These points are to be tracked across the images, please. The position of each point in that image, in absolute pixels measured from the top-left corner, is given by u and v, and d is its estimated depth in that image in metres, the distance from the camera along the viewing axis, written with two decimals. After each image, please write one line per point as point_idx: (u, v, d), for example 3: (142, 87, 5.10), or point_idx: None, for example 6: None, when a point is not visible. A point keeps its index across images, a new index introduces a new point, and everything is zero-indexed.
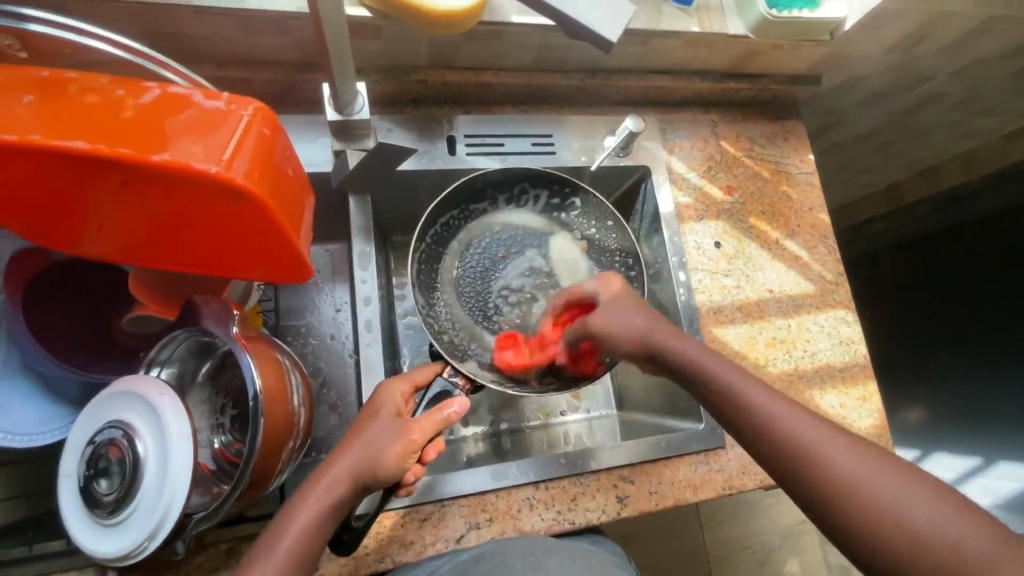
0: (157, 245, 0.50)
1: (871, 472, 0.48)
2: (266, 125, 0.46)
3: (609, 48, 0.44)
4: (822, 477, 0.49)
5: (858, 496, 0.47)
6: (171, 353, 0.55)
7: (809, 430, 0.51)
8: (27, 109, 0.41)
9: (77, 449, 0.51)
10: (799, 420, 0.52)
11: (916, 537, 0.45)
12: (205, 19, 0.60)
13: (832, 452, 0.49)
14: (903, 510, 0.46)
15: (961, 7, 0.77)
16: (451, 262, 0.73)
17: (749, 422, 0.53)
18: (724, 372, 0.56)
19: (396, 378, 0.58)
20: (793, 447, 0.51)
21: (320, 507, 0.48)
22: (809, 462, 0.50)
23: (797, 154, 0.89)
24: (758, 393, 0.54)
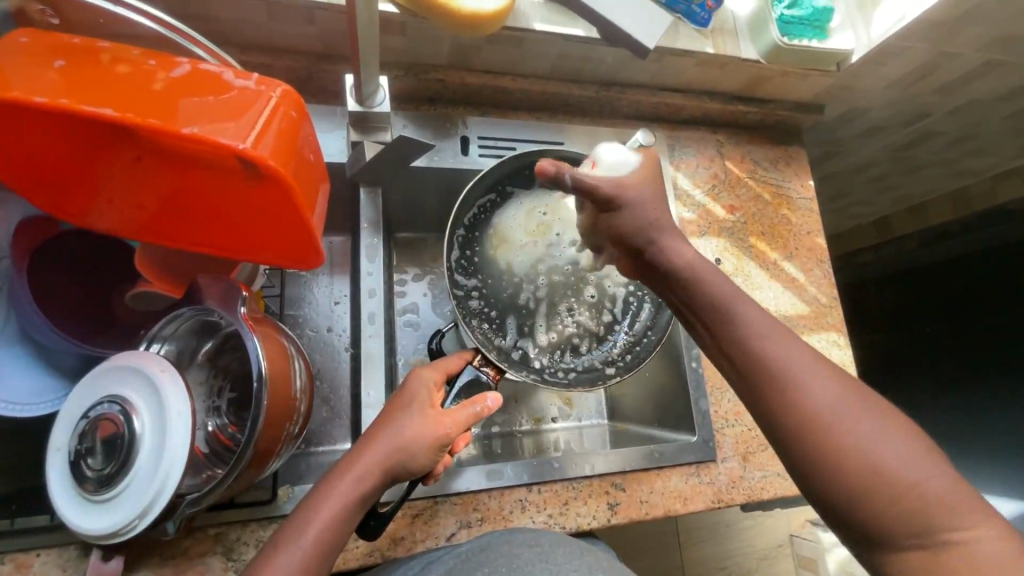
0: (168, 219, 0.50)
1: (849, 410, 0.46)
2: (294, 108, 0.46)
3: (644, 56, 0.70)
4: (801, 410, 0.47)
5: (833, 430, 0.45)
6: (173, 330, 0.55)
7: (798, 362, 0.48)
8: (56, 73, 0.41)
9: (70, 423, 0.50)
10: (784, 346, 0.49)
11: (880, 476, 0.43)
12: (235, 3, 0.60)
13: (816, 385, 0.47)
14: (874, 449, 0.44)
15: (962, 49, 0.81)
16: (490, 242, 0.68)
17: (736, 345, 0.51)
18: (723, 294, 0.53)
19: (428, 365, 0.59)
20: (777, 377, 0.48)
21: (337, 495, 0.49)
22: (790, 393, 0.47)
23: (798, 179, 0.92)
24: (752, 316, 0.51)
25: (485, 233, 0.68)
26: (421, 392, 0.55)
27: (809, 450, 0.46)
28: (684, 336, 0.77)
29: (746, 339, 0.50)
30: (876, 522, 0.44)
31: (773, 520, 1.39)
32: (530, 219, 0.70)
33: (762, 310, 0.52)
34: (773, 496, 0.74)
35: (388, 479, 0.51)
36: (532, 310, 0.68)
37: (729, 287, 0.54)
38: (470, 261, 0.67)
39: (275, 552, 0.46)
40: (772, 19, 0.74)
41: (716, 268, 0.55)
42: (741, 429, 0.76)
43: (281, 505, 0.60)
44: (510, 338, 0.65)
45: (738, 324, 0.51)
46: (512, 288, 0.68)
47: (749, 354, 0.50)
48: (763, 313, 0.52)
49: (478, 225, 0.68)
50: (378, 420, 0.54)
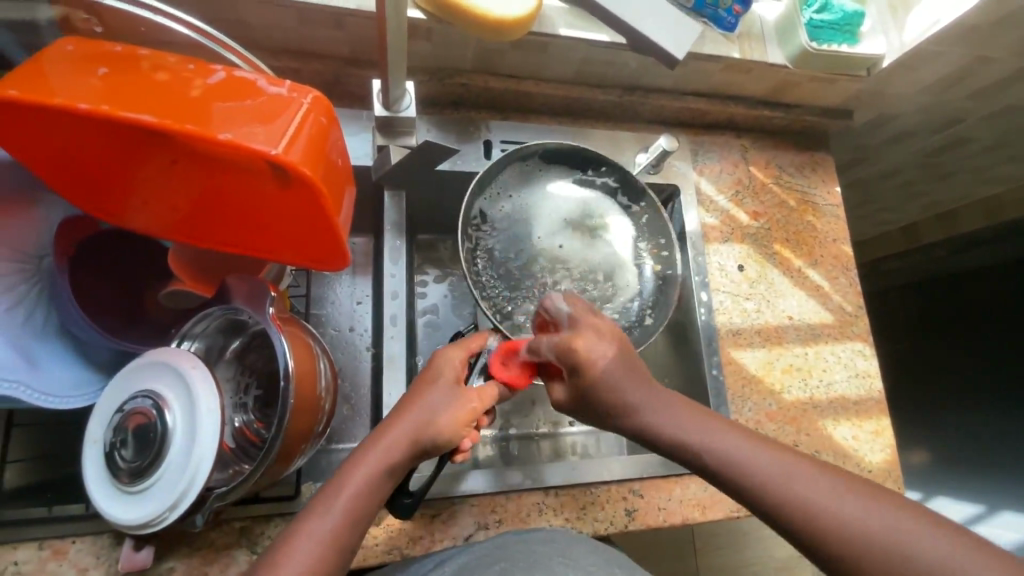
0: (201, 220, 0.51)
1: (847, 498, 0.45)
2: (324, 114, 0.47)
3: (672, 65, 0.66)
4: (807, 518, 0.46)
5: (843, 530, 0.44)
6: (203, 328, 0.57)
7: (782, 469, 0.48)
8: (99, 80, 0.43)
9: (105, 416, 0.52)
10: (735, 443, 0.50)
11: (900, 557, 0.42)
12: (267, 10, 0.62)
13: (801, 485, 0.47)
14: (884, 529, 0.43)
15: (997, 53, 0.79)
16: (497, 223, 0.70)
17: (719, 472, 0.50)
18: (670, 412, 0.53)
19: (453, 345, 0.59)
20: (771, 493, 0.47)
21: (364, 470, 0.49)
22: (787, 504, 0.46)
23: (825, 186, 0.90)
24: (718, 434, 0.51)
25: (491, 221, 0.70)
26: (446, 369, 0.56)
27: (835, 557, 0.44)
28: (704, 343, 0.77)
29: (724, 460, 0.50)
30: None
31: None
32: (532, 204, 0.72)
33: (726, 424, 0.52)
34: None
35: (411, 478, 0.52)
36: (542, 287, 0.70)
37: (679, 407, 0.54)
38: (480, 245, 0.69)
39: (301, 525, 0.46)
40: (801, 23, 0.73)
41: (660, 393, 0.55)
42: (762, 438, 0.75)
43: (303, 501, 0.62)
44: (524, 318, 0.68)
45: (695, 442, 0.51)
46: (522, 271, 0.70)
47: (732, 475, 0.49)
48: (727, 429, 0.52)
49: (483, 217, 0.70)
50: (405, 396, 0.55)
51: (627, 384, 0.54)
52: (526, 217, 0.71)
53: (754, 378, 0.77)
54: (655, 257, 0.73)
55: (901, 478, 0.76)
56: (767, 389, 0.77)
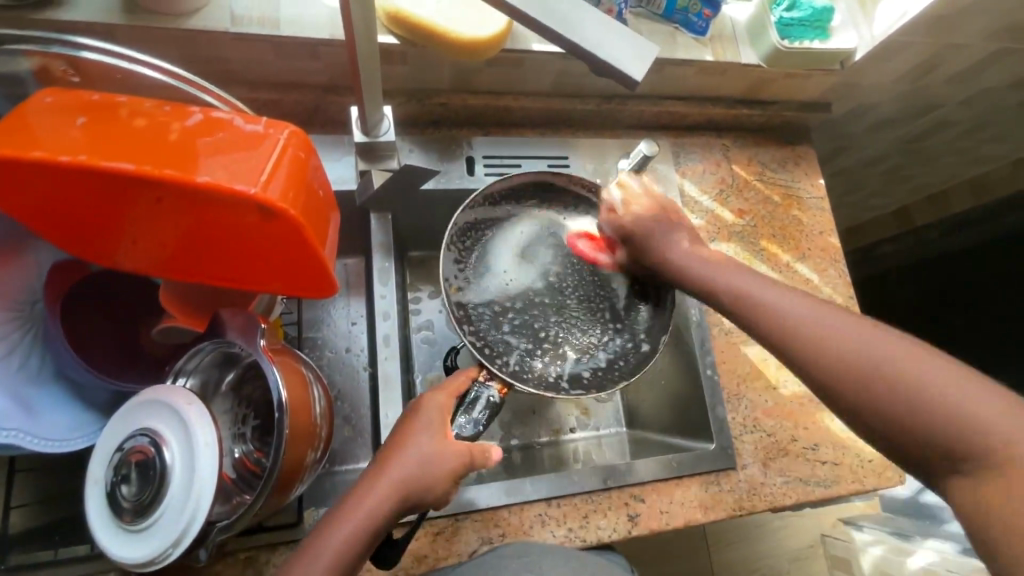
0: (188, 256, 0.52)
1: (869, 346, 0.50)
2: (301, 148, 0.48)
3: (631, 85, 0.40)
4: (836, 369, 0.51)
5: (905, 388, 0.47)
6: (196, 363, 0.58)
7: (791, 302, 0.56)
8: (79, 130, 0.44)
9: (104, 456, 0.53)
10: (756, 286, 0.59)
11: (900, 381, 0.48)
12: (242, 45, 0.63)
13: (861, 347, 0.50)
14: (919, 378, 0.47)
15: (969, 39, 0.80)
16: (482, 265, 0.70)
17: (737, 310, 0.59)
18: (703, 265, 0.63)
19: (440, 388, 0.60)
20: (819, 353, 0.52)
21: (355, 518, 0.51)
22: (826, 358, 0.52)
23: (808, 179, 0.91)
24: (737, 277, 0.60)
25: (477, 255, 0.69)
26: (433, 419, 0.56)
27: (872, 411, 0.49)
28: (698, 344, 0.78)
29: (746, 297, 0.59)
30: (926, 437, 0.46)
31: (803, 520, 1.37)
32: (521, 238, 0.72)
33: (775, 283, 0.59)
34: (796, 502, 0.73)
35: (407, 499, 0.52)
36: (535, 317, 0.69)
37: (738, 272, 0.61)
38: (464, 282, 0.68)
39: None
40: (771, 22, 0.74)
41: (702, 251, 0.64)
42: (760, 435, 0.75)
43: (306, 528, 0.63)
44: (516, 357, 0.66)
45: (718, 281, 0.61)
46: (512, 305, 0.69)
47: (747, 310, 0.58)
48: (764, 282, 0.59)
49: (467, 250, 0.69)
50: (392, 439, 0.55)
51: (683, 259, 0.64)
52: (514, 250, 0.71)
53: (749, 375, 0.78)
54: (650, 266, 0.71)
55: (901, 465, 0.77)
56: (762, 385, 0.78)
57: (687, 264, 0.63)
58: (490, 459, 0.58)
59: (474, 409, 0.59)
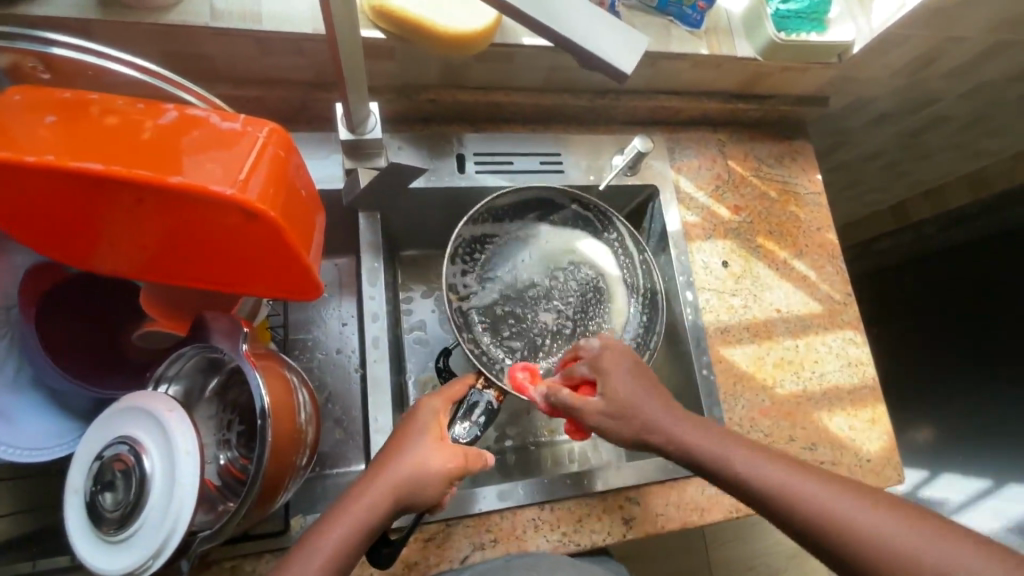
0: (167, 259, 0.51)
1: (857, 513, 0.46)
2: (281, 147, 0.46)
3: (623, 82, 0.38)
4: (839, 539, 0.46)
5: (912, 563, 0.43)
6: (178, 369, 0.56)
7: (763, 465, 0.51)
8: (48, 129, 0.42)
9: (84, 464, 0.51)
10: (727, 446, 0.53)
11: (904, 560, 0.44)
12: (223, 40, 0.61)
13: (851, 514, 0.46)
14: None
15: (969, 32, 0.78)
16: (490, 271, 0.73)
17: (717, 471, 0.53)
18: (670, 420, 0.55)
19: (438, 393, 0.59)
20: (873, 561, 0.45)
21: (348, 520, 0.49)
22: (879, 565, 0.44)
23: (805, 174, 0.90)
24: (698, 437, 0.54)
25: (484, 263, 0.73)
26: (429, 420, 0.56)
27: None
28: (693, 343, 0.76)
29: (717, 461, 0.52)
30: None
31: None
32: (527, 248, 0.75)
33: (763, 453, 0.52)
34: None
35: (395, 507, 0.51)
36: (531, 327, 0.73)
37: (733, 443, 0.53)
38: (466, 290, 0.71)
39: None
40: (768, 15, 0.73)
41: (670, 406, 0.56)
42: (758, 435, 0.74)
43: (294, 534, 0.61)
44: (510, 364, 0.70)
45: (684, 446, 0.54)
46: (511, 315, 0.73)
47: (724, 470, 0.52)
48: (731, 441, 0.53)
49: (473, 259, 0.72)
50: (388, 444, 0.54)
51: (674, 424, 0.55)
52: (518, 260, 0.75)
53: (746, 374, 0.77)
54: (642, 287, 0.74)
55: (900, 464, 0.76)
56: (759, 384, 0.77)
57: (679, 435, 0.54)
58: (484, 464, 0.57)
59: (473, 412, 0.64)
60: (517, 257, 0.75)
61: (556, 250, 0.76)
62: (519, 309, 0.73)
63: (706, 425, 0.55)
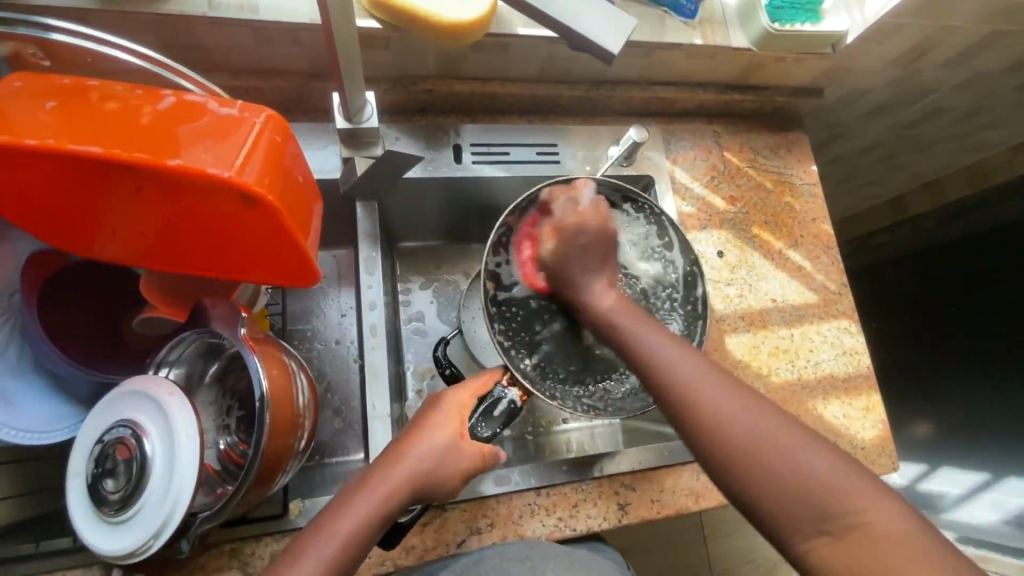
0: (168, 245, 0.51)
1: (755, 420, 0.51)
2: (278, 132, 0.47)
3: (610, 61, 0.47)
4: (724, 438, 0.51)
5: (789, 470, 0.49)
6: (179, 354, 0.57)
7: (687, 362, 0.55)
8: (48, 114, 0.43)
9: (86, 447, 0.52)
10: (668, 350, 0.56)
11: (779, 463, 0.49)
12: (220, 30, 0.62)
13: (745, 421, 0.51)
14: (817, 479, 0.48)
15: (963, 22, 0.79)
16: None
17: (636, 364, 0.57)
18: (626, 323, 0.59)
19: (460, 386, 0.60)
20: (730, 440, 0.51)
21: (360, 511, 0.50)
22: (734, 443, 0.51)
23: (801, 165, 0.90)
24: (635, 327, 0.58)
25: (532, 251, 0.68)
26: (450, 415, 0.57)
27: (751, 481, 0.50)
28: None
29: (653, 358, 0.56)
30: (792, 515, 0.48)
31: None
32: None
33: (710, 364, 0.56)
34: None
35: (406, 495, 0.52)
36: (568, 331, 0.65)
37: (663, 339, 0.57)
38: (510, 279, 0.66)
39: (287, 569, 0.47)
40: (761, 5, 0.73)
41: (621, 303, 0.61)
42: None
43: (292, 519, 0.61)
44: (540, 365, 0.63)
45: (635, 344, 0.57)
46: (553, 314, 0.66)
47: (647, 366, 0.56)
48: (672, 342, 0.57)
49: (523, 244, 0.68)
50: (405, 435, 0.55)
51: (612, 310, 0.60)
52: None
53: (741, 363, 0.77)
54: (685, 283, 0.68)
55: (894, 452, 0.77)
56: (754, 373, 0.77)
57: (625, 334, 0.58)
58: (494, 459, 0.57)
59: (493, 412, 0.59)
60: None
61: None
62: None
63: (662, 331, 0.58)
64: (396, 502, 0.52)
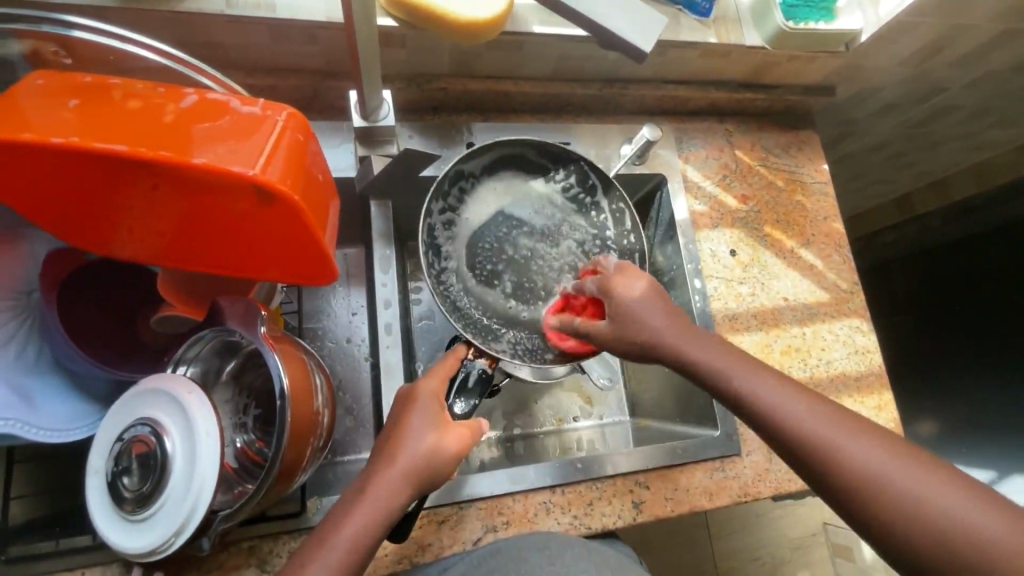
0: (187, 243, 0.51)
1: (884, 462, 0.46)
2: (300, 130, 0.47)
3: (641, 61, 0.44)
4: (858, 489, 0.46)
5: (942, 521, 0.43)
6: (196, 353, 0.57)
7: (796, 402, 0.50)
8: (72, 112, 0.43)
9: (104, 446, 0.52)
10: (768, 388, 0.51)
11: (930, 513, 0.43)
12: (237, 28, 0.62)
13: (880, 464, 0.46)
14: (985, 539, 0.42)
15: (977, 21, 0.79)
16: (463, 223, 0.74)
17: (746, 409, 0.52)
18: (714, 360, 0.54)
19: (432, 372, 0.59)
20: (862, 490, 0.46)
21: (364, 514, 0.49)
22: (861, 485, 0.46)
23: (812, 164, 0.90)
24: (728, 365, 0.53)
25: (460, 211, 0.73)
26: (432, 404, 0.56)
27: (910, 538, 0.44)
28: (701, 331, 0.76)
29: (757, 399, 0.51)
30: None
31: (805, 509, 1.37)
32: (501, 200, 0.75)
33: (801, 393, 0.51)
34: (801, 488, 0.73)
35: (417, 490, 0.52)
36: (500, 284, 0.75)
37: (757, 373, 0.53)
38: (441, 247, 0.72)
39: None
40: (776, 4, 0.73)
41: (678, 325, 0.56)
42: None
43: (310, 517, 0.62)
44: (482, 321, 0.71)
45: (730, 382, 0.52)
46: (483, 271, 0.74)
47: (755, 411, 0.51)
48: (768, 376, 0.52)
49: (451, 208, 0.72)
50: (390, 427, 0.55)
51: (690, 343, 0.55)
52: (491, 211, 0.75)
53: None
54: (619, 247, 0.74)
55: None
56: None
57: (713, 368, 0.53)
58: (478, 437, 0.57)
59: (467, 386, 0.62)
60: (491, 210, 0.75)
61: (528, 219, 0.76)
62: (493, 267, 0.75)
63: (752, 362, 0.54)
64: (400, 501, 0.50)
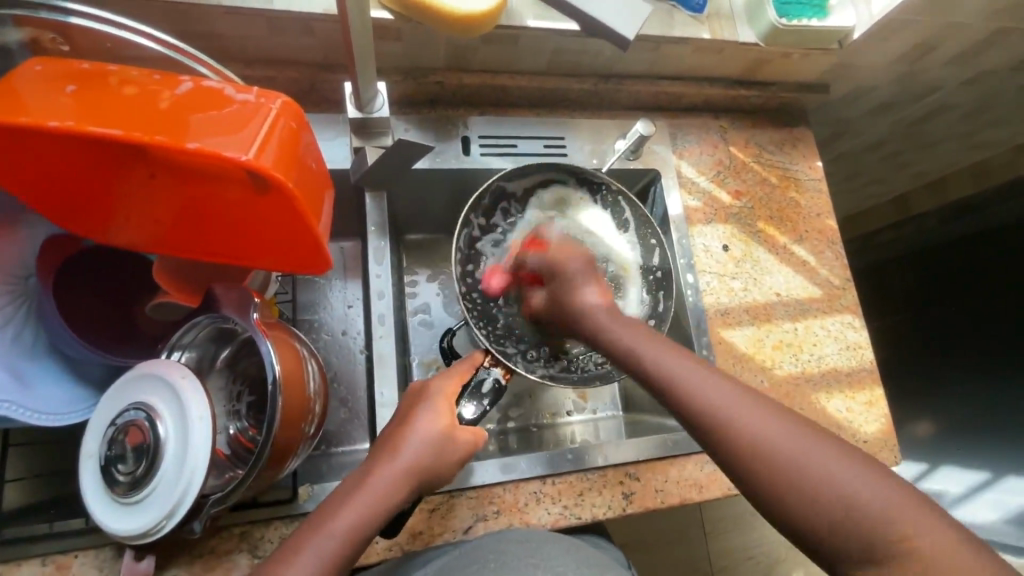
0: (183, 230, 0.52)
1: (799, 448, 0.46)
2: (293, 118, 0.47)
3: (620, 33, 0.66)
4: (762, 465, 0.47)
5: (841, 500, 0.43)
6: (192, 338, 0.58)
7: (712, 385, 0.51)
8: (68, 97, 0.43)
9: (99, 430, 0.53)
10: (685, 369, 0.53)
11: (829, 492, 0.44)
12: (234, 19, 0.62)
13: (790, 446, 0.46)
14: (870, 503, 0.43)
15: (969, 19, 0.79)
16: (499, 241, 0.76)
17: (663, 388, 0.53)
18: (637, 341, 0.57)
19: (447, 374, 0.61)
20: (746, 449, 0.48)
21: (361, 504, 0.49)
22: (765, 464, 0.46)
23: (806, 161, 0.91)
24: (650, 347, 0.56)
25: (497, 229, 0.75)
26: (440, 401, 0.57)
27: (806, 516, 0.44)
28: (694, 323, 0.77)
29: (671, 376, 0.53)
30: (849, 548, 0.43)
31: None
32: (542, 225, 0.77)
33: (728, 379, 0.52)
34: None
35: (415, 483, 0.53)
36: None
37: (678, 356, 0.55)
38: (478, 260, 0.74)
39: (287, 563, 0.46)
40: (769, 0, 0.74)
41: (616, 314, 0.61)
42: None
43: (302, 504, 0.63)
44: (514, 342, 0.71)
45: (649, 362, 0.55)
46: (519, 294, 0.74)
47: (671, 390, 0.53)
48: (684, 358, 0.54)
49: (490, 224, 0.75)
50: (400, 423, 0.55)
51: (609, 324, 0.60)
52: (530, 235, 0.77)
53: (745, 355, 0.78)
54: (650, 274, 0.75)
55: (897, 447, 0.77)
56: (758, 366, 0.78)
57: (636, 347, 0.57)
58: (482, 443, 0.58)
59: (480, 390, 0.63)
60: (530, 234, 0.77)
61: None
62: None
63: (677, 350, 0.55)
64: (401, 493, 0.51)
